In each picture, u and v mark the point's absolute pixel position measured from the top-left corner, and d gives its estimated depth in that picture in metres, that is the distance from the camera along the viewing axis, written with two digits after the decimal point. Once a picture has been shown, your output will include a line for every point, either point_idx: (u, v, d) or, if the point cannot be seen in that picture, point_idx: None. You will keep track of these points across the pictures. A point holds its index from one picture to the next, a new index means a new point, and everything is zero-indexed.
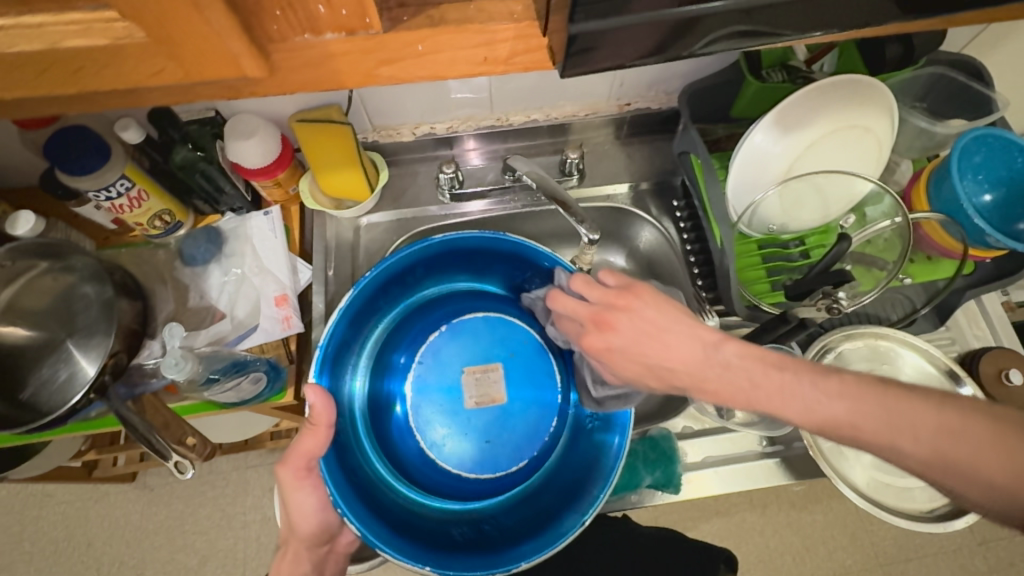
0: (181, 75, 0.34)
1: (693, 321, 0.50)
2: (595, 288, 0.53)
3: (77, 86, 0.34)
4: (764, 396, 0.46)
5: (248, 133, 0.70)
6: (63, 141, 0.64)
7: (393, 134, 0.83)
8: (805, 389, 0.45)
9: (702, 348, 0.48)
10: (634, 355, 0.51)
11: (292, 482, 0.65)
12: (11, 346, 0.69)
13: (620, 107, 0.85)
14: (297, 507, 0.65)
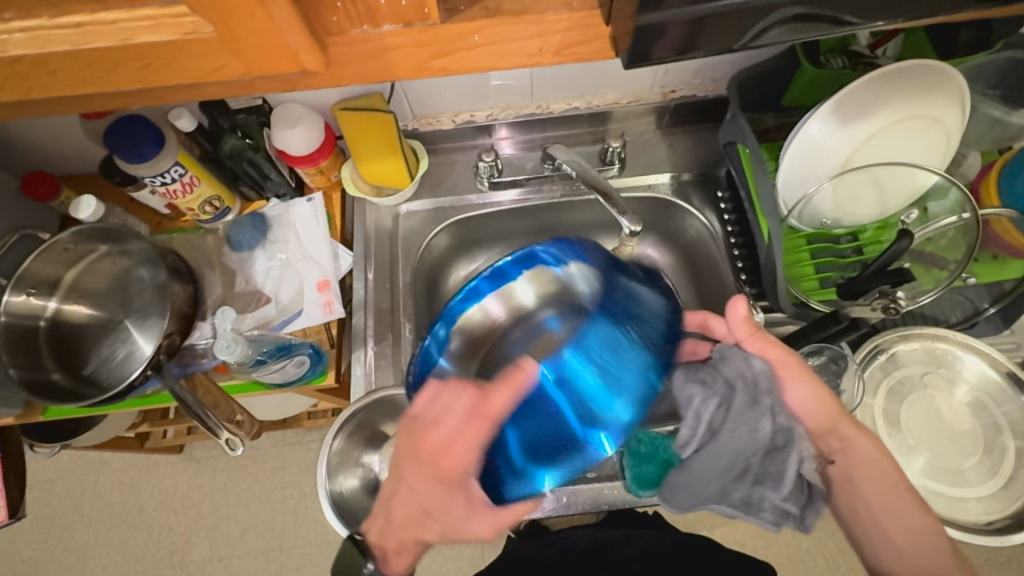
0: (241, 69, 0.35)
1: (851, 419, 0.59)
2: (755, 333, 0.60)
3: (147, 79, 0.35)
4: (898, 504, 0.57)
5: (294, 121, 0.71)
6: (122, 129, 0.66)
7: (433, 123, 0.84)
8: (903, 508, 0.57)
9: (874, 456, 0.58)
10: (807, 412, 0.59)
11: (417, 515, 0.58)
12: (74, 324, 0.73)
13: (664, 95, 0.83)
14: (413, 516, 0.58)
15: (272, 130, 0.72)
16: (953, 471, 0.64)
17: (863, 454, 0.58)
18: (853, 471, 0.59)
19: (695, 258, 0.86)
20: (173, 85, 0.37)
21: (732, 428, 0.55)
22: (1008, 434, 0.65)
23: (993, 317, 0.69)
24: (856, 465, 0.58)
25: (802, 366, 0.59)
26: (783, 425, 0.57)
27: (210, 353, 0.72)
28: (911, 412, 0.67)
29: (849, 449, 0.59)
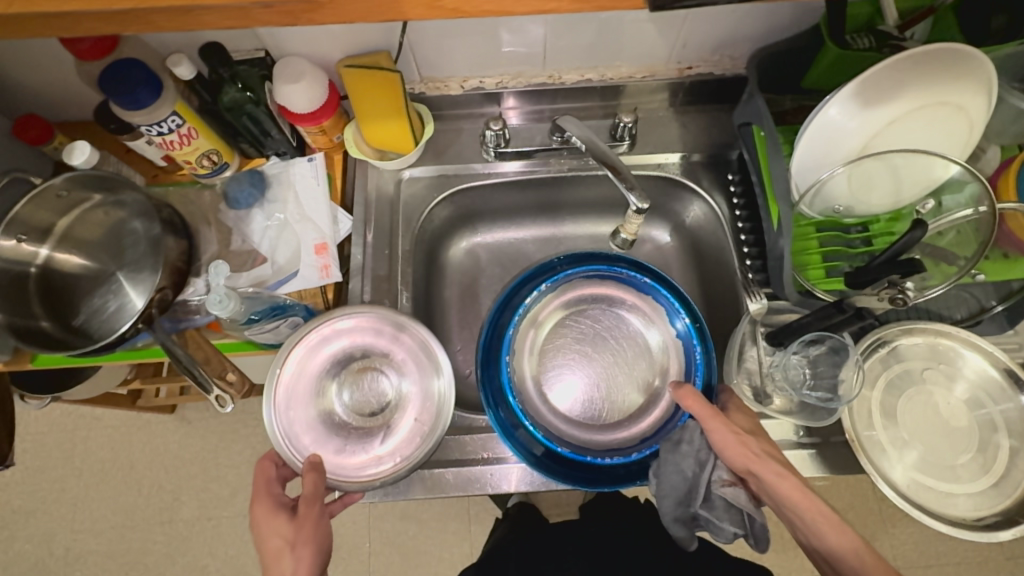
0: None
1: (762, 458, 0.59)
2: (697, 407, 0.63)
3: None
4: (818, 529, 0.53)
5: (297, 77, 0.69)
6: (117, 72, 0.63)
7: (441, 87, 0.81)
8: (821, 531, 0.53)
9: (798, 491, 0.56)
10: (727, 455, 0.60)
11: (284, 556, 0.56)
12: (65, 274, 0.72)
13: (680, 71, 0.81)
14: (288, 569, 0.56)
15: (273, 85, 0.70)
16: (945, 466, 0.64)
17: (776, 490, 0.57)
18: (779, 510, 0.58)
19: (700, 244, 0.85)
20: (164, 10, 0.36)
21: (676, 456, 0.64)
22: (1003, 433, 0.64)
23: (997, 316, 0.69)
24: (773, 499, 0.57)
25: (727, 422, 0.61)
26: (703, 458, 0.63)
27: (202, 310, 0.72)
28: (908, 406, 0.67)
29: (765, 486, 0.58)
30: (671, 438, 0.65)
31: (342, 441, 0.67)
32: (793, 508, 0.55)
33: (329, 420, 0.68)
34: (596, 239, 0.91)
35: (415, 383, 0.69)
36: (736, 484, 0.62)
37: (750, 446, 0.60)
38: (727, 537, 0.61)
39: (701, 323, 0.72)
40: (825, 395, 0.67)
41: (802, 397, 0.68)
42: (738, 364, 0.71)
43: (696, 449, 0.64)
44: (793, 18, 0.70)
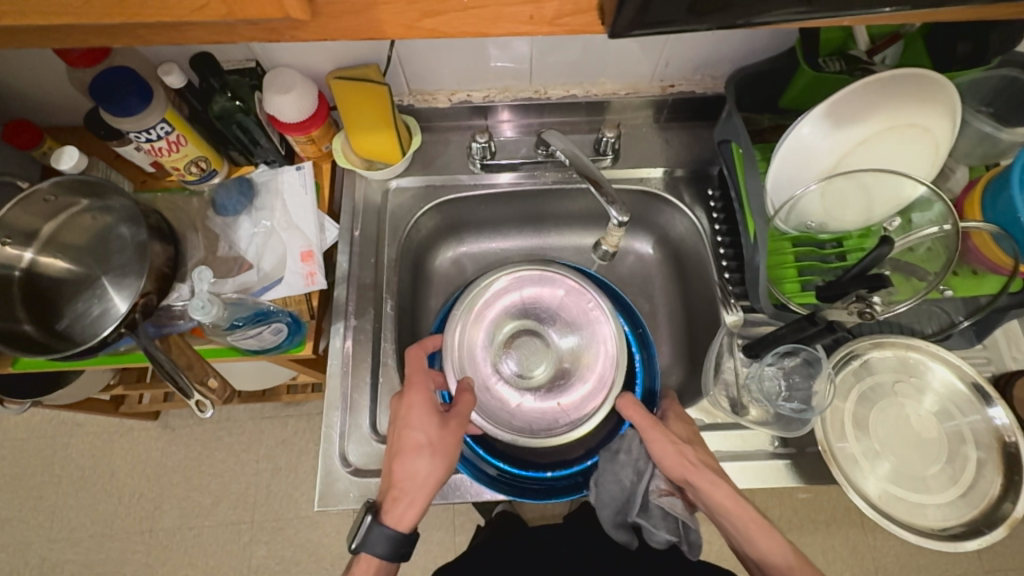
0: (223, 10, 0.35)
1: (698, 468, 0.62)
2: (640, 418, 0.66)
3: (124, 13, 0.35)
4: (751, 533, 0.59)
5: (287, 87, 0.70)
6: (107, 80, 0.64)
7: (430, 100, 0.83)
8: (755, 538, 0.59)
9: (733, 500, 0.60)
10: (665, 466, 0.63)
11: (413, 447, 0.63)
12: (49, 278, 0.72)
13: (663, 89, 0.84)
14: (414, 466, 0.62)
15: (264, 94, 0.71)
16: (916, 477, 0.66)
17: (711, 497, 0.61)
18: (712, 514, 0.62)
19: (682, 257, 0.87)
20: (153, 25, 0.37)
21: (615, 467, 0.68)
22: (971, 445, 0.66)
23: (967, 331, 0.71)
24: (708, 505, 0.61)
25: (667, 433, 0.65)
26: (642, 467, 0.67)
27: (186, 315, 0.71)
28: (880, 418, 0.68)
29: (699, 494, 0.62)
30: (610, 449, 0.70)
31: (490, 383, 0.75)
32: (726, 513, 0.60)
33: (490, 360, 0.77)
34: (580, 251, 0.93)
35: (593, 359, 0.76)
36: (673, 492, 0.66)
37: (691, 454, 0.63)
38: (662, 543, 0.66)
39: (643, 330, 0.78)
40: (799, 405, 0.68)
41: (778, 408, 0.70)
42: (715, 376, 0.73)
43: (635, 458, 0.68)
44: (769, 40, 0.73)
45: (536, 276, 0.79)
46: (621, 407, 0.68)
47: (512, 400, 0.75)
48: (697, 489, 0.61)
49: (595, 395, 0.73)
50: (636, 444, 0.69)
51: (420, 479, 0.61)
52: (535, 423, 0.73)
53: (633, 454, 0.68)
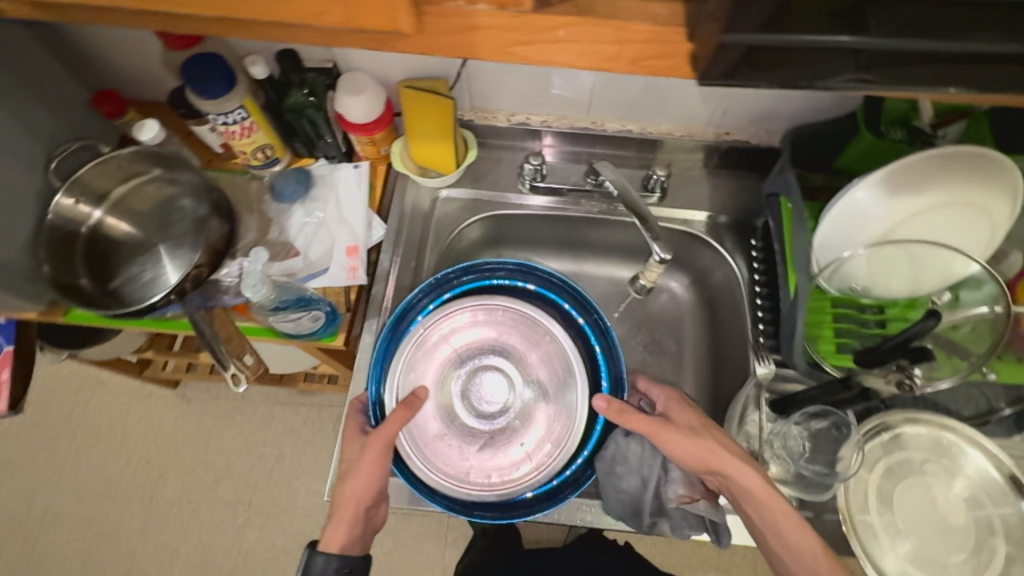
0: (341, 17, 0.38)
1: (726, 454, 0.61)
2: (643, 420, 0.64)
3: (246, 10, 0.38)
4: (785, 526, 0.58)
5: (359, 90, 0.75)
6: (198, 64, 0.69)
7: (489, 118, 0.86)
8: (786, 531, 0.58)
9: (756, 480, 0.60)
10: (681, 461, 0.63)
11: (343, 469, 0.65)
12: (109, 238, 0.76)
13: (717, 135, 0.85)
14: (346, 483, 0.63)
15: (336, 94, 0.76)
16: (938, 562, 0.63)
17: (745, 490, 0.60)
18: (739, 504, 0.62)
19: (716, 303, 0.86)
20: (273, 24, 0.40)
21: (619, 478, 0.67)
22: (1000, 538, 0.63)
23: (1005, 419, 0.68)
24: (738, 497, 0.61)
25: (686, 429, 0.64)
26: (647, 475, 0.67)
27: (232, 291, 0.74)
28: (905, 495, 0.66)
29: (729, 484, 0.62)
30: (608, 458, 0.68)
31: (445, 432, 0.73)
32: (760, 507, 0.59)
33: (441, 406, 0.74)
34: (613, 283, 0.93)
35: (550, 401, 0.75)
36: (694, 497, 0.67)
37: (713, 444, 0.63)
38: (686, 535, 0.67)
39: (598, 316, 0.75)
40: (822, 468, 0.66)
41: (800, 468, 0.67)
42: (737, 427, 0.72)
43: (641, 466, 0.67)
44: (831, 101, 0.74)
45: (488, 318, 0.78)
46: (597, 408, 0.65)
47: (473, 455, 0.72)
48: (729, 480, 0.61)
49: (559, 438, 0.72)
50: (638, 447, 0.68)
51: (347, 498, 0.63)
52: (496, 472, 0.71)
53: (636, 459, 0.68)
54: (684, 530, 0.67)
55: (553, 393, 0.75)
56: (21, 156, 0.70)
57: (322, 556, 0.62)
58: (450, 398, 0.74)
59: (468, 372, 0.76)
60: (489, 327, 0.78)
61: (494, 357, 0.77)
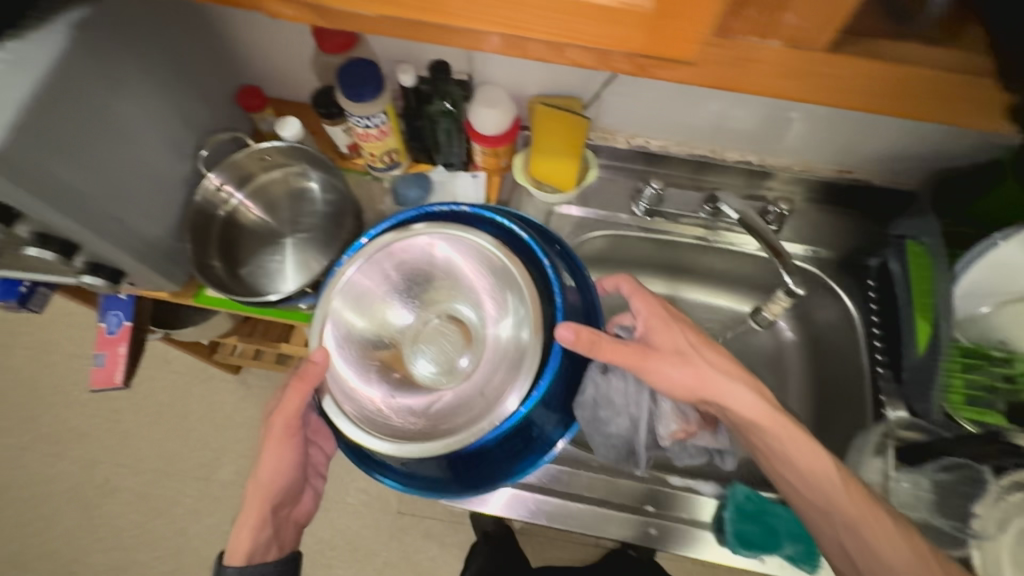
0: None
1: (728, 378, 0.61)
2: (620, 347, 0.59)
3: None
4: (833, 498, 0.61)
5: (495, 103, 0.77)
6: (353, 69, 0.72)
7: (609, 138, 0.87)
8: (837, 497, 0.61)
9: (812, 455, 0.61)
10: (661, 379, 0.60)
11: (267, 471, 0.70)
12: (240, 226, 0.79)
13: (839, 172, 0.84)
14: (266, 465, 0.70)
15: (471, 105, 0.77)
16: None
17: (750, 420, 0.61)
18: (788, 479, 0.63)
19: (824, 341, 0.85)
20: None
21: (614, 415, 0.65)
22: None
23: None
24: (748, 431, 0.63)
25: (676, 351, 0.61)
26: (637, 416, 0.67)
27: None
28: None
29: (774, 447, 0.62)
30: (590, 398, 0.63)
31: (381, 390, 0.60)
32: (796, 470, 0.61)
33: (359, 358, 0.61)
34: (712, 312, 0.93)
35: (490, 318, 0.62)
36: (677, 432, 0.69)
37: (715, 362, 0.62)
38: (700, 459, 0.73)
39: (561, 247, 0.66)
40: (955, 521, 0.67)
41: (931, 518, 0.69)
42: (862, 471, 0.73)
43: (631, 404, 0.66)
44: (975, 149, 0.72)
45: (435, 241, 0.62)
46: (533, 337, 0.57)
47: (390, 392, 0.60)
48: (725, 407, 0.61)
49: (510, 359, 0.58)
50: (615, 375, 0.65)
51: (261, 488, 0.70)
52: (438, 420, 0.58)
53: (621, 397, 0.65)
54: (704, 454, 0.73)
55: (491, 313, 0.62)
56: (177, 147, 0.73)
57: (231, 567, 0.66)
58: (382, 335, 0.63)
59: (405, 308, 0.64)
60: (442, 256, 0.63)
61: (402, 278, 0.64)
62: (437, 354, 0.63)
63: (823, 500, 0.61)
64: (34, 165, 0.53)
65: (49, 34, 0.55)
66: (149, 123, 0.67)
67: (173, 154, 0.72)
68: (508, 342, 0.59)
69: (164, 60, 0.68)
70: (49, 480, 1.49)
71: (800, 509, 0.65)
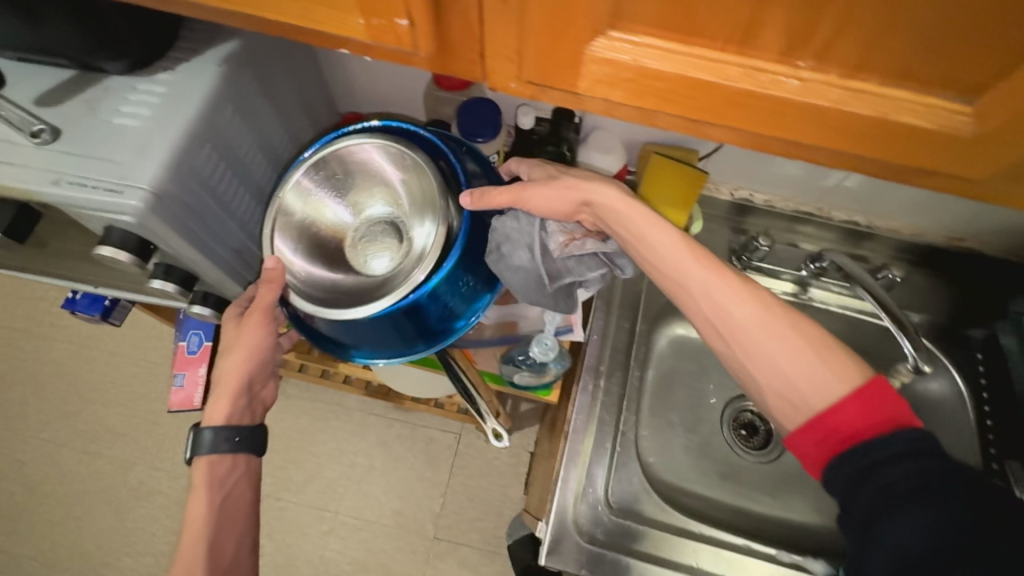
0: (871, 150, 0.34)
1: (655, 219, 0.57)
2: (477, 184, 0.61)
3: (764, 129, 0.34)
4: (762, 352, 0.51)
5: (607, 149, 0.75)
6: (474, 108, 0.71)
7: (712, 189, 0.85)
8: (780, 358, 0.50)
9: (757, 305, 0.52)
10: (541, 208, 0.62)
11: (237, 342, 0.63)
12: None
13: (949, 240, 0.82)
14: (244, 341, 0.62)
15: (583, 149, 0.76)
16: None
17: (717, 301, 0.53)
18: (700, 311, 0.55)
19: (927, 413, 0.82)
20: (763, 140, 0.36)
21: (515, 262, 0.62)
22: None
23: None
24: (665, 265, 0.56)
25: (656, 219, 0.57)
26: (547, 249, 0.63)
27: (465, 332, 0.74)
28: None
29: (653, 249, 0.57)
30: (495, 257, 0.62)
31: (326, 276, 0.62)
32: (744, 332, 0.52)
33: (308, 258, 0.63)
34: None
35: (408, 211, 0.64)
36: (573, 235, 0.64)
37: (614, 214, 0.59)
38: (597, 283, 0.66)
39: (467, 150, 0.67)
40: None
41: None
42: None
43: (530, 236, 0.62)
44: None
45: (370, 150, 0.62)
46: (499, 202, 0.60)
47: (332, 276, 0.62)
48: (648, 243, 0.57)
49: (419, 257, 0.60)
50: (514, 221, 0.62)
51: (241, 366, 0.63)
52: (351, 289, 0.62)
53: (524, 233, 0.63)
54: (588, 279, 0.65)
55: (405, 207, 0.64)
56: (283, 175, 0.72)
57: (206, 431, 0.62)
58: (325, 233, 0.65)
59: (342, 205, 0.65)
60: (373, 162, 0.64)
61: (347, 193, 0.65)
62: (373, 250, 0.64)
63: (737, 332, 0.52)
64: (190, 203, 0.52)
65: (205, 70, 0.53)
66: (269, 153, 0.66)
67: (280, 177, 0.71)
68: (421, 247, 0.60)
69: (288, 90, 0.66)
70: (79, 480, 1.29)
71: (715, 348, 0.55)
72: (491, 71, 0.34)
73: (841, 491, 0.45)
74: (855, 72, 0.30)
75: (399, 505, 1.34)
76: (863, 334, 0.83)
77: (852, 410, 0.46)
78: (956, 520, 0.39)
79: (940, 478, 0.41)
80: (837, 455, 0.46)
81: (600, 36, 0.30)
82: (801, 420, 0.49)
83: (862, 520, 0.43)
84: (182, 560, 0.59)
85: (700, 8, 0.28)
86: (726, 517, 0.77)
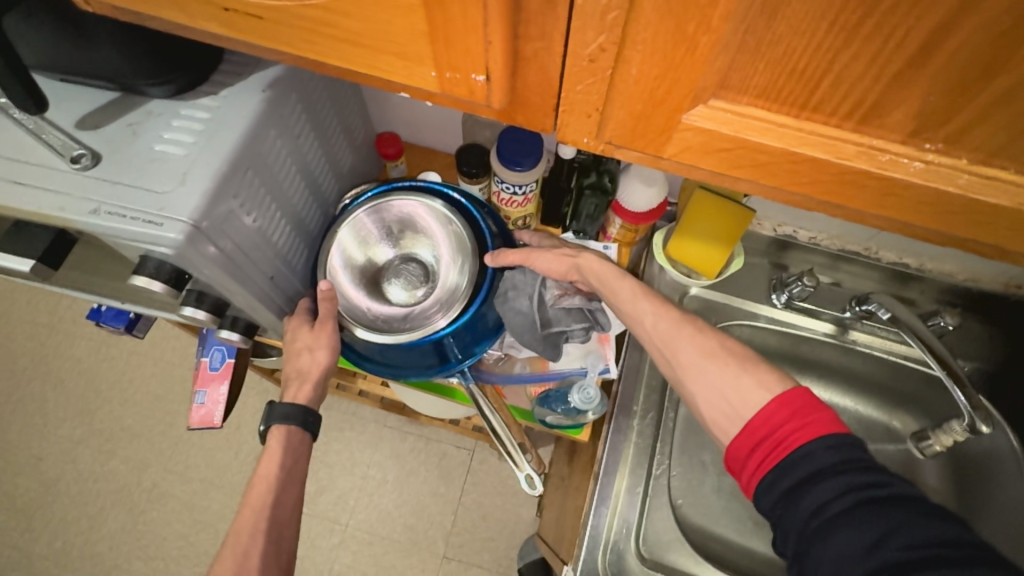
0: (953, 227, 0.33)
1: (653, 296, 0.61)
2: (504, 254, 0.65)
3: (842, 197, 0.33)
4: (725, 394, 0.52)
5: (651, 181, 0.71)
6: (514, 137, 0.68)
7: (754, 223, 0.82)
8: (733, 394, 0.51)
9: (740, 358, 0.54)
10: (540, 264, 0.65)
11: (312, 335, 0.62)
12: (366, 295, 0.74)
13: (1006, 287, 0.78)
14: (319, 335, 0.62)
15: (624, 179, 0.71)
16: None
17: (663, 331, 0.58)
18: (659, 351, 0.58)
19: None
20: (837, 207, 0.35)
21: (512, 307, 0.65)
22: None
23: None
24: (643, 317, 0.60)
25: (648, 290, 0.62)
26: (541, 295, 0.66)
27: (498, 367, 0.71)
28: None
29: (655, 322, 0.59)
30: (500, 295, 0.65)
31: (367, 304, 0.66)
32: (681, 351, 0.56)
33: (355, 286, 0.67)
34: (857, 418, 0.81)
35: (446, 255, 0.68)
36: (566, 292, 0.68)
37: (599, 272, 0.64)
38: (581, 337, 0.68)
39: (490, 210, 0.71)
40: None
41: None
42: None
43: (530, 286, 0.65)
44: None
45: (419, 205, 0.67)
46: (502, 259, 0.65)
47: (373, 307, 0.66)
48: (642, 310, 0.60)
49: (446, 302, 0.65)
50: (521, 273, 0.66)
51: (314, 354, 0.62)
52: (388, 319, 0.66)
53: (525, 283, 0.65)
54: (578, 331, 0.68)
55: (442, 255, 0.68)
56: (321, 200, 0.70)
57: (278, 409, 0.62)
58: (371, 268, 0.69)
59: (391, 246, 0.70)
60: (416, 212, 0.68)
61: (398, 236, 0.70)
62: (413, 288, 0.68)
63: (684, 361, 0.56)
64: (229, 235, 0.50)
65: (250, 97, 0.52)
66: (309, 179, 0.65)
67: (322, 212, 0.71)
68: (450, 288, 0.65)
69: (331, 115, 0.66)
70: (94, 479, 1.28)
71: (665, 376, 0.59)
72: (567, 126, 0.34)
73: (772, 508, 0.45)
74: (988, 158, 0.29)
75: (411, 520, 1.27)
76: (911, 381, 0.79)
77: (778, 418, 0.47)
78: (877, 533, 0.39)
79: (863, 493, 0.41)
80: (764, 469, 0.46)
81: (701, 104, 0.30)
82: (734, 433, 0.50)
83: (799, 542, 0.42)
84: (248, 507, 0.58)
85: (816, 89, 0.28)
86: (759, 568, 0.72)
